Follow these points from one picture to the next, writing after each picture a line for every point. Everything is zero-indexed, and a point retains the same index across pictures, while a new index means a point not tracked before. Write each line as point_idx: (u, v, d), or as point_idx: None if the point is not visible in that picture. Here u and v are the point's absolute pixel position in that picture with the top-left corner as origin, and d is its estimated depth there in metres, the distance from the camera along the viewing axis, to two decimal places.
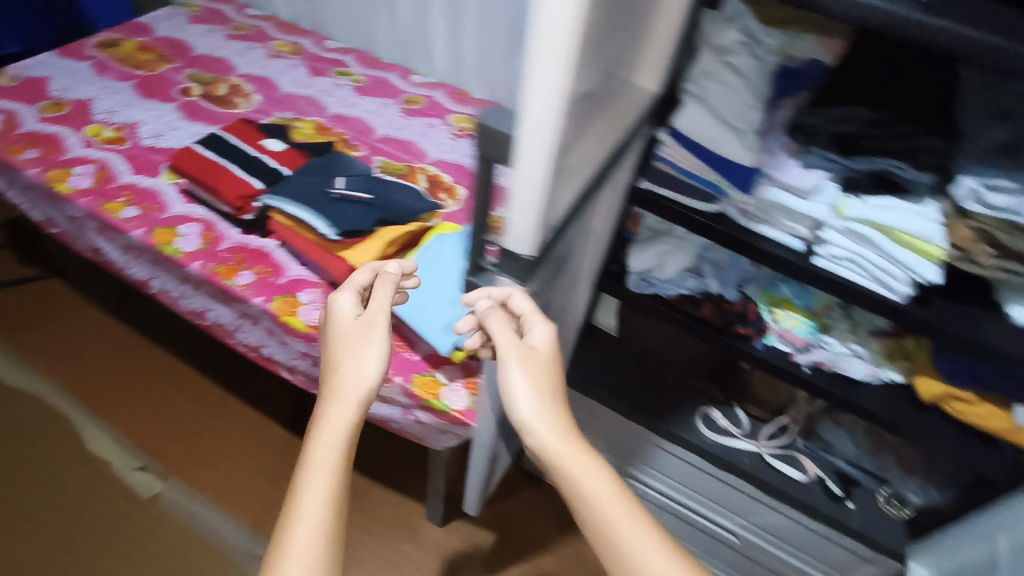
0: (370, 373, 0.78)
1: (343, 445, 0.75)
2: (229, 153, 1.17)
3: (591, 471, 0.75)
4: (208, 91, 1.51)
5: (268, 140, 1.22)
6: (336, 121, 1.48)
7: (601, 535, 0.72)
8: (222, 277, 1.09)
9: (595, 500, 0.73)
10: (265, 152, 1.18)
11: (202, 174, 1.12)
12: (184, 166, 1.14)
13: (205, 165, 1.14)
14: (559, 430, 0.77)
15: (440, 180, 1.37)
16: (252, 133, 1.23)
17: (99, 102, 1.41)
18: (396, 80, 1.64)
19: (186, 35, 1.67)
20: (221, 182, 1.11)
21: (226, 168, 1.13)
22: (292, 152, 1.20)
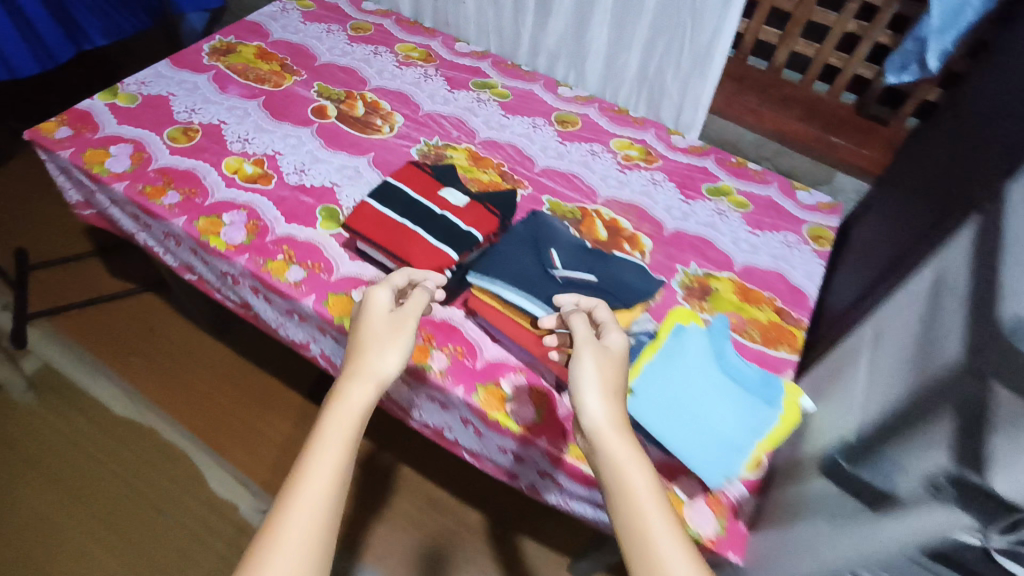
0: (390, 365, 0.78)
1: (353, 422, 0.73)
2: (412, 212, 1.01)
3: (632, 462, 0.68)
4: (344, 110, 1.33)
5: (447, 189, 1.06)
6: (490, 149, 1.31)
7: (626, 529, 0.64)
8: (415, 360, 0.96)
9: (630, 490, 0.66)
10: (448, 209, 1.02)
11: (387, 241, 0.98)
12: (363, 230, 0.99)
13: (388, 229, 0.99)
14: (607, 416, 0.71)
15: (618, 227, 1.20)
16: (428, 181, 1.07)
17: (231, 127, 1.24)
18: (544, 94, 1.45)
19: (305, 37, 1.48)
20: (411, 252, 0.96)
21: (413, 233, 0.98)
22: (478, 209, 1.03)
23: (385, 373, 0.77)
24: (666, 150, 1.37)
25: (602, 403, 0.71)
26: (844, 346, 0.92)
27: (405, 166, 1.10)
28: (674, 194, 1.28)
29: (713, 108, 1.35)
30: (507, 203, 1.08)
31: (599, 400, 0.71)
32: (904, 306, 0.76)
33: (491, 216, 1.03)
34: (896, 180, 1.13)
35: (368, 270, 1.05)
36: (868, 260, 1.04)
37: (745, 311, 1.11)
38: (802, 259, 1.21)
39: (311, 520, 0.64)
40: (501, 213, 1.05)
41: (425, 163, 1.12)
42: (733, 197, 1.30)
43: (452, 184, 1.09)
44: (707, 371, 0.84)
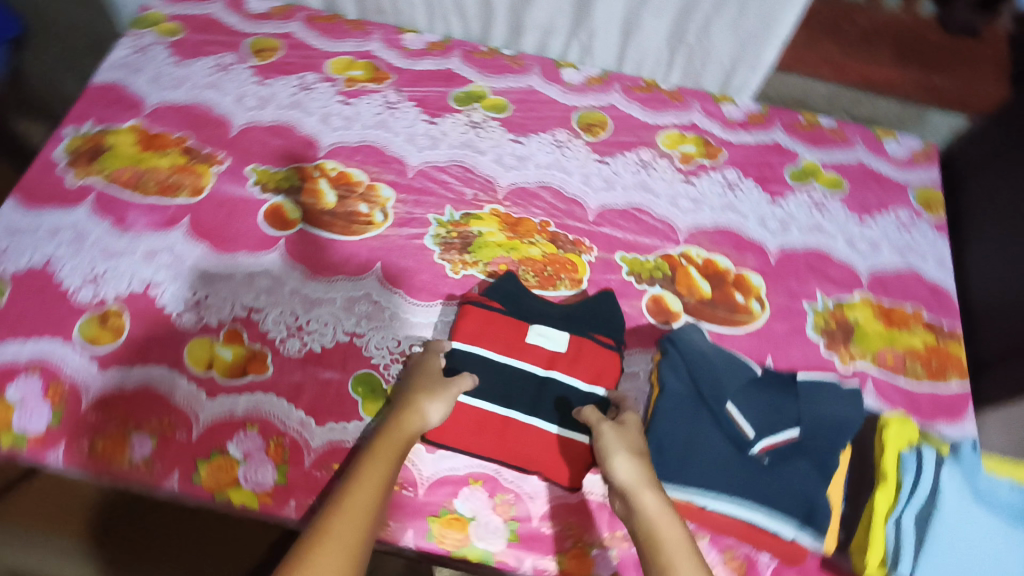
0: (427, 417, 0.71)
1: (393, 463, 0.66)
2: (511, 389, 0.81)
3: (661, 511, 0.58)
4: (306, 202, 0.93)
5: (537, 330, 0.84)
6: (523, 203, 0.97)
7: (653, 570, 0.54)
8: (577, 574, 0.74)
9: (662, 544, 0.55)
10: (553, 364, 0.82)
11: (498, 450, 0.78)
12: (458, 445, 0.78)
13: (493, 433, 0.78)
14: (635, 473, 0.61)
15: (719, 271, 0.96)
16: (510, 328, 0.84)
17: (166, 290, 0.85)
18: (548, 87, 1.07)
19: (192, 89, 1.00)
20: (535, 456, 0.78)
21: (528, 425, 0.79)
22: (585, 351, 0.83)
23: (427, 421, 0.71)
24: (725, 131, 1.07)
25: (631, 462, 0.62)
26: None
27: (463, 307, 0.85)
28: (758, 196, 1.02)
29: (775, 64, 1.05)
30: (604, 317, 0.87)
31: (628, 460, 0.62)
32: None
33: (607, 353, 0.84)
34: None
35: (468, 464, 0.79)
36: None
37: (897, 341, 0.93)
38: (925, 241, 1.02)
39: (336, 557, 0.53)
40: (614, 342, 0.85)
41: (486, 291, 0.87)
42: (821, 176, 1.05)
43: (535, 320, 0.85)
44: (976, 520, 0.67)
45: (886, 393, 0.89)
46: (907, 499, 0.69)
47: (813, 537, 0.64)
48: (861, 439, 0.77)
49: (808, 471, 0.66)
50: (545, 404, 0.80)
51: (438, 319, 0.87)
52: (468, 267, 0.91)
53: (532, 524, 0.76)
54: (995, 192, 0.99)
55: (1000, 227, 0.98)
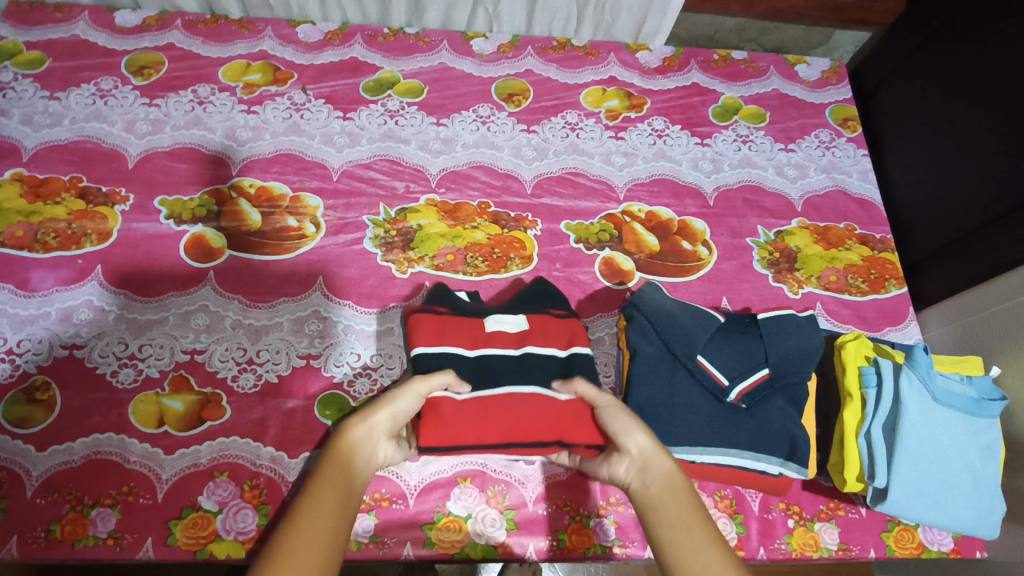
0: (382, 415, 0.64)
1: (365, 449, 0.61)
2: (496, 373, 0.74)
3: (668, 474, 0.59)
4: (228, 226, 0.87)
5: (493, 319, 0.79)
6: (457, 187, 0.94)
7: (651, 525, 0.56)
8: (581, 548, 0.75)
9: (665, 500, 0.57)
10: (524, 342, 0.77)
11: (511, 427, 0.70)
12: (467, 435, 0.70)
13: (505, 410, 0.71)
14: (644, 441, 0.63)
15: (662, 222, 0.95)
16: (462, 321, 0.78)
17: (94, 348, 0.78)
18: (460, 62, 1.03)
19: (74, 124, 0.91)
20: (552, 424, 0.71)
21: (534, 398, 0.72)
22: (547, 322, 0.79)
23: (390, 422, 0.65)
24: (645, 79, 1.06)
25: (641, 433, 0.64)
26: (991, 286, 0.84)
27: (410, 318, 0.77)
28: (687, 140, 1.02)
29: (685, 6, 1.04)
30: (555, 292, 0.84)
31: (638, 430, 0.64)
32: None
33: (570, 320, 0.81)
34: (934, 39, 0.97)
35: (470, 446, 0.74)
36: (960, 156, 0.92)
37: (837, 260, 0.96)
38: (847, 159, 1.04)
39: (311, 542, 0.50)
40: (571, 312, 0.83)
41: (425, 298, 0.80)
42: (743, 111, 1.06)
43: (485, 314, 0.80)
44: (936, 419, 0.71)
45: (836, 314, 0.91)
46: (873, 413, 0.72)
47: (798, 469, 0.69)
48: (823, 364, 0.81)
49: (785, 408, 0.70)
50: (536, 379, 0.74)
51: (394, 324, 0.84)
52: (415, 264, 0.88)
53: (528, 509, 0.76)
54: (908, 98, 1.02)
55: (917, 130, 1.00)
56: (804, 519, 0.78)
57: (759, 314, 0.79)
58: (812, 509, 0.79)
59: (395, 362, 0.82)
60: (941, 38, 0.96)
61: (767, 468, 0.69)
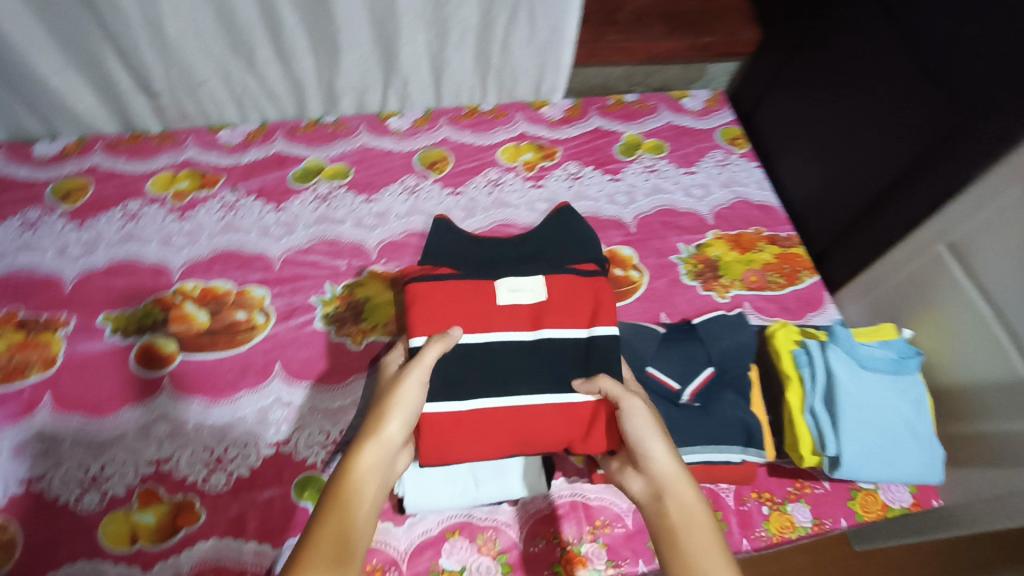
0: (397, 416, 0.67)
1: (381, 462, 0.63)
2: (511, 371, 0.75)
3: (687, 501, 0.61)
4: (177, 330, 0.88)
5: (508, 288, 0.78)
6: (397, 256, 0.98)
7: (664, 544, 0.58)
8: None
9: (682, 523, 0.59)
10: (539, 325, 0.76)
11: (520, 441, 0.74)
12: (466, 453, 0.73)
13: (509, 425, 0.73)
14: (670, 460, 0.64)
15: None
16: (475, 295, 0.77)
17: (52, 478, 0.76)
18: (380, 142, 1.10)
19: (4, 258, 0.92)
20: (566, 431, 0.74)
21: (537, 404, 0.74)
22: (567, 291, 0.78)
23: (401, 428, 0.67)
24: (552, 131, 1.15)
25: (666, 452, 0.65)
26: (885, 265, 0.95)
27: (409, 287, 0.78)
28: (601, 178, 1.11)
29: (575, 63, 1.14)
30: (574, 236, 0.95)
31: (663, 448, 0.65)
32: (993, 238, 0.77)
33: (594, 282, 0.80)
34: (790, 61, 1.12)
35: (449, 505, 0.76)
36: (832, 154, 1.05)
37: (754, 261, 1.05)
38: (744, 173, 1.16)
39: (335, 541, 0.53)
40: (597, 266, 0.84)
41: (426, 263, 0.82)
42: (644, 145, 1.16)
43: (497, 267, 0.87)
44: (864, 382, 0.79)
45: (765, 311, 1.00)
46: (812, 389, 0.79)
47: (758, 453, 0.74)
48: (761, 354, 0.88)
49: (735, 399, 0.76)
50: (535, 381, 0.75)
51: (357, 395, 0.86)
52: (369, 334, 0.91)
53: (520, 549, 0.78)
54: (781, 111, 1.15)
55: (796, 138, 1.13)
56: (776, 503, 0.83)
57: (694, 320, 0.85)
58: (782, 492, 0.84)
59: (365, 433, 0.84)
60: (795, 58, 1.10)
61: (733, 460, 0.74)
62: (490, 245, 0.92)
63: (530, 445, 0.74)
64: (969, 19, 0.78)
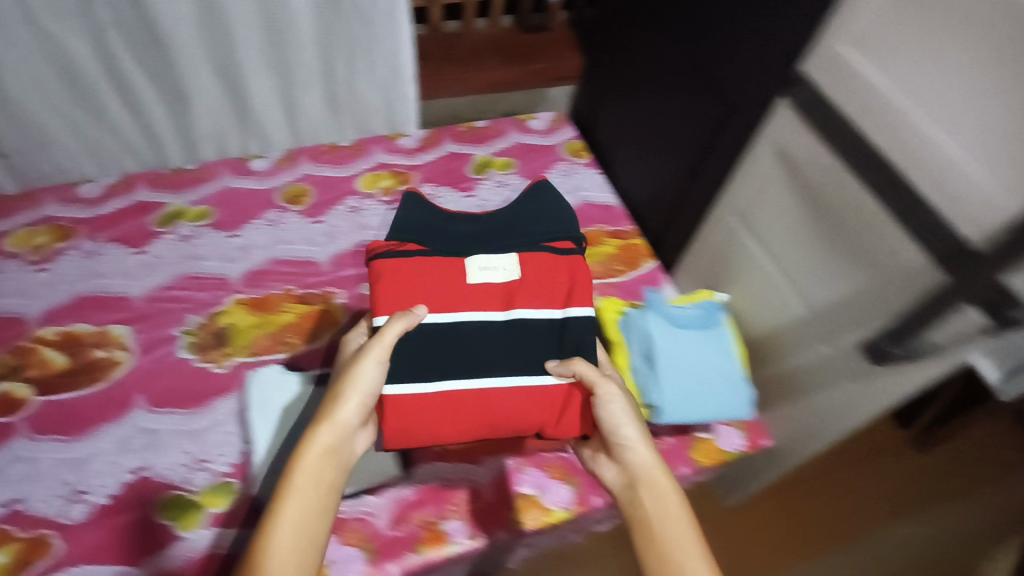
0: (352, 403, 0.70)
1: (337, 456, 0.66)
2: (482, 349, 0.79)
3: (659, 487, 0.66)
4: (36, 374, 0.90)
5: (479, 266, 0.83)
6: (260, 283, 1.03)
7: (636, 530, 0.63)
8: (439, 551, 0.82)
9: (651, 507, 0.64)
10: (510, 304, 0.81)
11: (491, 422, 0.78)
12: (438, 434, 0.77)
13: (481, 407, 0.77)
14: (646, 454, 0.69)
15: None
16: (450, 274, 0.82)
17: None
18: (241, 182, 1.16)
19: None
20: (537, 415, 0.80)
21: (507, 388, 0.78)
22: (541, 269, 0.83)
23: (354, 417, 0.70)
24: (409, 158, 1.24)
25: (643, 447, 0.70)
26: (701, 243, 1.06)
27: (372, 267, 0.82)
28: (456, 196, 1.19)
29: (421, 96, 1.24)
30: (550, 211, 1.00)
31: (642, 443, 0.71)
32: (764, 199, 0.89)
33: (568, 262, 0.86)
34: (608, 77, 1.25)
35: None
36: (650, 151, 1.17)
37: (598, 255, 1.14)
38: (589, 179, 1.26)
39: (291, 543, 0.57)
40: (573, 246, 0.91)
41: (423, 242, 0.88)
42: (494, 163, 1.25)
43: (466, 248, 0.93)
44: (680, 337, 0.89)
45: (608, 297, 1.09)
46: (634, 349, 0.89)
47: None
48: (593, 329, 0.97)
49: None
50: (505, 363, 0.79)
51: (221, 414, 0.90)
52: (233, 356, 0.95)
53: (382, 535, 0.83)
54: (610, 120, 1.28)
55: (622, 144, 1.26)
56: None
57: None
58: None
59: (228, 448, 0.87)
60: (612, 73, 1.24)
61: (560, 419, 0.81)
62: (466, 221, 0.98)
63: (505, 425, 0.80)
64: (717, 25, 0.91)
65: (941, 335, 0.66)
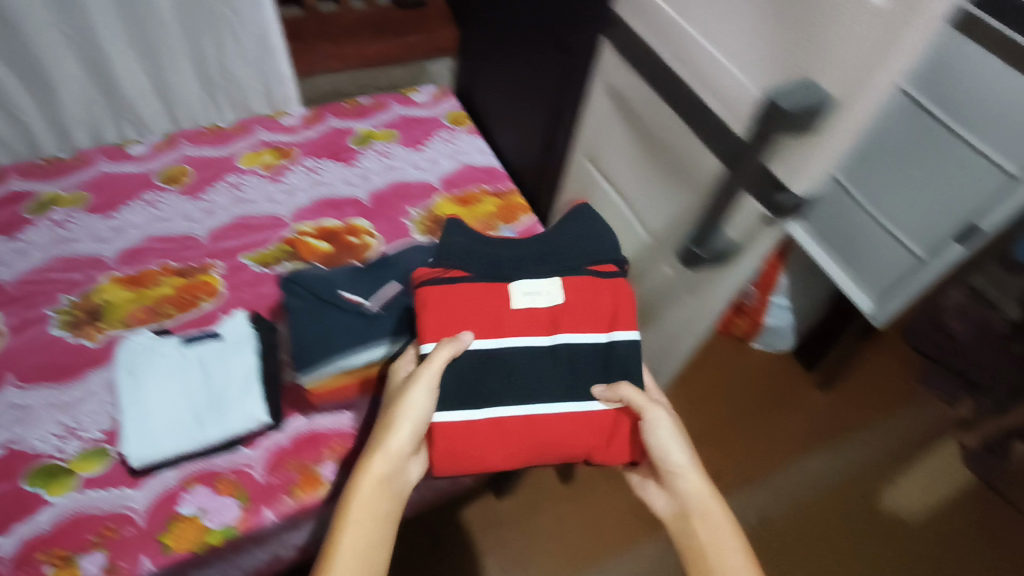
0: (402, 434, 0.71)
1: (388, 489, 0.70)
2: (529, 373, 0.76)
3: (715, 520, 0.72)
4: None
5: (522, 290, 0.78)
6: (136, 261, 1.04)
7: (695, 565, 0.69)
8: (313, 494, 0.85)
9: (710, 543, 0.70)
10: (556, 329, 0.78)
11: (542, 449, 0.77)
12: (484, 462, 0.75)
13: (534, 434, 0.75)
14: (702, 490, 0.75)
15: (330, 230, 1.11)
16: (492, 300, 0.77)
17: None
18: (119, 167, 1.16)
19: None
20: (587, 442, 0.78)
21: (556, 414, 0.76)
22: (586, 293, 0.79)
23: (405, 449, 0.72)
24: (290, 135, 1.26)
25: (697, 481, 0.75)
26: (568, 190, 1.11)
27: (419, 291, 0.77)
28: (338, 167, 1.21)
29: (297, 73, 1.27)
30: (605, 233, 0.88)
31: (697, 480, 0.76)
32: (604, 136, 0.95)
33: (613, 285, 0.82)
34: (479, 45, 1.30)
35: (178, 453, 0.82)
36: (519, 110, 1.22)
37: (477, 212, 1.17)
38: (469, 144, 1.30)
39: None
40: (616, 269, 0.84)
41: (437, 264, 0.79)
42: (376, 135, 1.28)
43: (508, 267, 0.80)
44: None
45: None
46: None
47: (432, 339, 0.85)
48: None
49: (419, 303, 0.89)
50: (552, 391, 0.77)
51: (93, 385, 0.90)
52: (107, 330, 0.96)
53: (257, 485, 0.85)
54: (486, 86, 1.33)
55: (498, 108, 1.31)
56: None
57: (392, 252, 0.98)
58: None
59: (100, 417, 0.88)
60: (481, 40, 1.29)
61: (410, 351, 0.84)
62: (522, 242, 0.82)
63: (554, 453, 0.78)
64: None
65: (735, 231, 0.74)
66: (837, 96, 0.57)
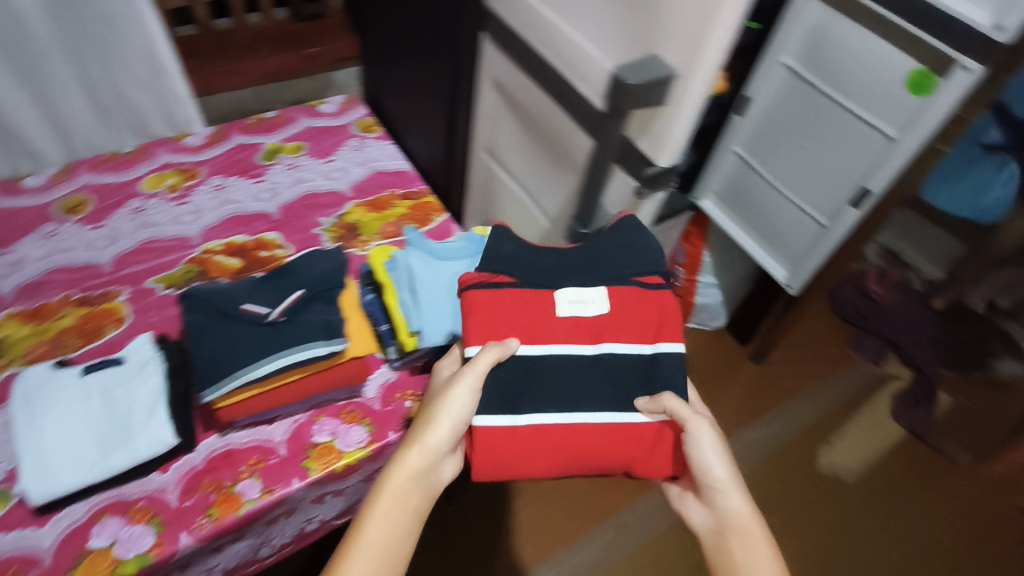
0: (442, 430, 0.70)
1: (422, 482, 0.68)
2: (569, 380, 0.75)
3: (748, 537, 0.68)
4: None
5: (569, 299, 0.77)
6: (35, 294, 1.01)
7: None
8: (232, 513, 0.83)
9: (744, 562, 0.66)
10: (601, 337, 0.76)
11: (580, 457, 0.75)
12: (521, 472, 0.73)
13: (573, 442, 0.74)
14: (742, 504, 0.70)
15: (239, 246, 1.10)
16: (539, 306, 0.76)
17: None
18: (14, 201, 1.13)
19: None
20: (626, 454, 0.76)
21: (593, 422, 0.75)
22: (632, 303, 0.77)
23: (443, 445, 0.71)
24: (194, 155, 1.24)
25: (738, 495, 0.71)
26: (474, 186, 1.13)
27: (464, 294, 0.77)
28: (246, 183, 1.21)
29: (196, 92, 1.26)
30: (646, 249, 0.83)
31: (738, 493, 0.71)
32: (496, 129, 0.98)
33: (659, 299, 0.78)
34: (379, 53, 1.32)
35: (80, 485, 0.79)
36: (421, 113, 1.24)
37: (390, 217, 1.19)
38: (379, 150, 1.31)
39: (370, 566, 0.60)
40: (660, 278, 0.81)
41: (481, 267, 0.78)
42: (284, 148, 1.28)
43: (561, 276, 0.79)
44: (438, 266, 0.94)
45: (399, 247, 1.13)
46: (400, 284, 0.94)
47: (340, 341, 0.86)
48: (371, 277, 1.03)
49: (322, 308, 0.90)
50: (592, 401, 0.75)
51: None
52: (4, 368, 0.93)
53: (172, 509, 0.83)
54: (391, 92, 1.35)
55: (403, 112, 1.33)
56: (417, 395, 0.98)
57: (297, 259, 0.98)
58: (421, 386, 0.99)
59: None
60: (379, 47, 1.30)
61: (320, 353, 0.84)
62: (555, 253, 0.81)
63: (593, 464, 0.76)
64: None
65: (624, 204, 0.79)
66: (677, 68, 0.60)
